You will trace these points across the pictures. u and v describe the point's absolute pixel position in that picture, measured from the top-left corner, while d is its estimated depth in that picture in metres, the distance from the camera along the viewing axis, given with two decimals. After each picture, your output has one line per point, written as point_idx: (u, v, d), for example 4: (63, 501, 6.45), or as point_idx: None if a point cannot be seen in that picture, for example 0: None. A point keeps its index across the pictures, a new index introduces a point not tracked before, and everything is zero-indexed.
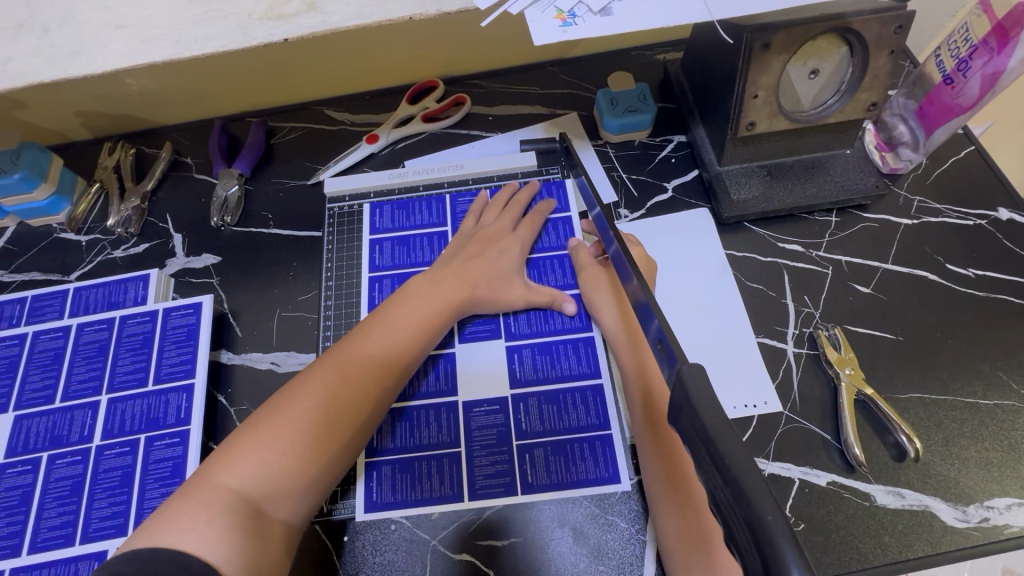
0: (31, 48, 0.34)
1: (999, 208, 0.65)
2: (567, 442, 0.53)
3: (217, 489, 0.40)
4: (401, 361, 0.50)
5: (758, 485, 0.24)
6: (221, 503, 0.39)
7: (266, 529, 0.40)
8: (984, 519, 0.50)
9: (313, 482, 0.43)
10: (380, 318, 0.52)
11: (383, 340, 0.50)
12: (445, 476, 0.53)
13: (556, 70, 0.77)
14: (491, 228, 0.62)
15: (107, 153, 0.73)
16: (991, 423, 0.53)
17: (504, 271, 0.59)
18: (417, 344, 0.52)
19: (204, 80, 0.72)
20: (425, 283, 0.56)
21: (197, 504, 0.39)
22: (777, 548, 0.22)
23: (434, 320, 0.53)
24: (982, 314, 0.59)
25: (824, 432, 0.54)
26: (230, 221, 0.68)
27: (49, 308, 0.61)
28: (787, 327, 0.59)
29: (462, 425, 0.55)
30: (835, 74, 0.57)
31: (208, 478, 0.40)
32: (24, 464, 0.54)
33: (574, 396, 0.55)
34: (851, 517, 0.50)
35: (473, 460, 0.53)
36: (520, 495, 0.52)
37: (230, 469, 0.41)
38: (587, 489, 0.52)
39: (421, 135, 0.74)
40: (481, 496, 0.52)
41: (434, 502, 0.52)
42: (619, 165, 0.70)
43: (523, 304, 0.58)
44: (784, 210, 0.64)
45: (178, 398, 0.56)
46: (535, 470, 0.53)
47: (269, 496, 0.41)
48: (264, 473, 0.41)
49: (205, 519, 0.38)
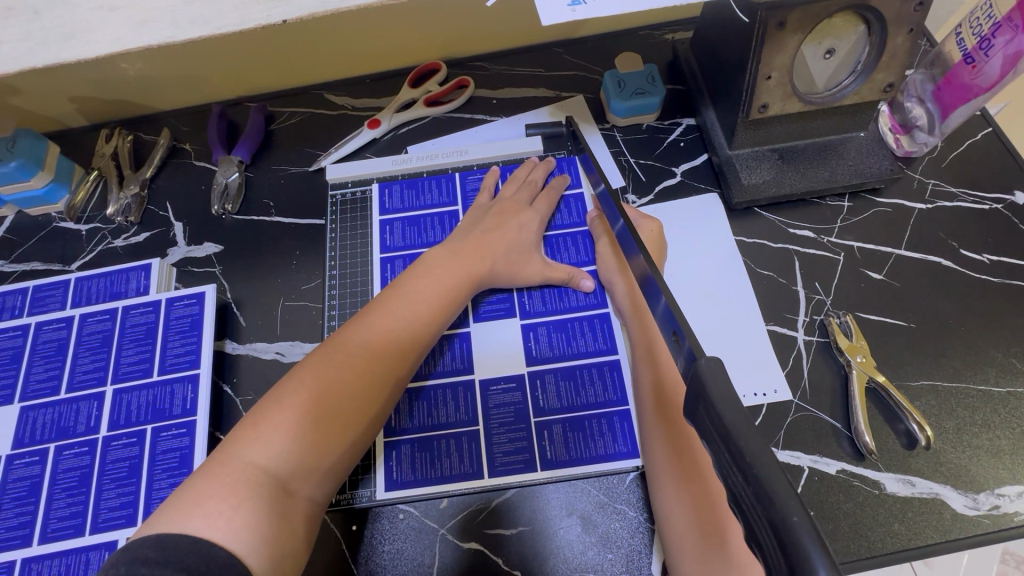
0: (21, 31, 0.33)
1: (1015, 191, 0.63)
2: (584, 418, 0.53)
3: (241, 466, 0.39)
4: (421, 339, 0.49)
5: (780, 483, 0.24)
6: (247, 485, 0.38)
7: (291, 511, 0.40)
8: (995, 507, 0.50)
9: (331, 461, 0.43)
10: (398, 292, 0.50)
11: (402, 315, 0.49)
12: (463, 454, 0.52)
13: (561, 51, 0.75)
14: (510, 201, 0.60)
15: (104, 141, 0.72)
16: (1003, 410, 0.53)
17: (522, 246, 0.58)
18: (436, 320, 0.51)
19: (201, 64, 0.70)
20: (444, 256, 0.54)
21: (221, 483, 0.38)
22: (802, 549, 0.22)
23: (453, 295, 0.52)
24: (995, 301, 0.58)
25: (834, 420, 0.54)
26: (230, 209, 0.67)
27: (51, 299, 0.61)
28: (797, 314, 0.59)
29: (479, 403, 0.54)
30: (851, 54, 0.55)
31: (232, 453, 0.40)
32: (31, 455, 0.54)
33: (591, 372, 0.55)
34: (860, 505, 0.50)
35: (491, 437, 0.53)
36: (539, 471, 0.52)
37: (253, 444, 0.40)
38: (604, 465, 0.51)
39: (424, 119, 0.72)
40: (500, 472, 0.52)
41: (452, 480, 0.52)
42: (627, 149, 0.69)
43: (540, 280, 0.57)
44: (795, 195, 0.63)
45: (183, 388, 0.55)
46: (554, 444, 0.52)
47: (295, 474, 0.41)
48: (287, 450, 0.41)
49: (232, 504, 0.37)
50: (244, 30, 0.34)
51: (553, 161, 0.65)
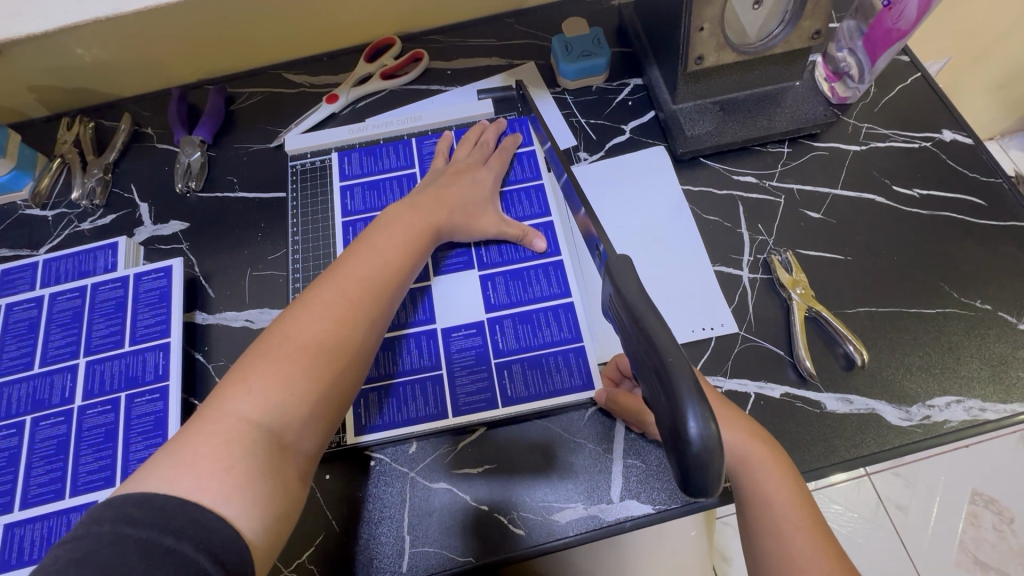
0: None
1: (943, 130, 0.67)
2: (543, 356, 0.56)
3: (233, 422, 0.40)
4: (395, 284, 0.51)
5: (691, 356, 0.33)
6: (240, 441, 0.39)
7: (284, 467, 0.41)
8: (926, 417, 0.53)
9: (325, 409, 0.44)
10: (365, 245, 0.52)
11: (372, 264, 0.50)
12: (429, 397, 0.55)
13: (512, 22, 0.77)
14: (463, 162, 0.62)
15: (66, 128, 0.73)
16: (934, 329, 0.57)
17: (476, 201, 0.60)
18: (406, 269, 0.52)
19: (158, 48, 0.71)
20: (405, 211, 0.56)
21: (213, 438, 0.39)
22: (678, 388, 0.29)
23: (417, 242, 0.54)
24: (927, 231, 0.61)
25: (778, 348, 0.57)
26: (195, 187, 0.69)
27: (20, 281, 0.62)
28: (742, 255, 0.62)
29: (443, 349, 0.56)
30: (778, 5, 0.58)
31: (219, 408, 0.40)
32: (8, 428, 0.55)
33: (546, 315, 0.57)
34: (803, 423, 0.54)
35: (454, 380, 0.55)
36: (501, 407, 0.54)
37: (242, 399, 0.41)
38: (563, 398, 0.54)
39: (381, 92, 0.74)
40: (464, 411, 0.54)
41: (420, 422, 0.54)
42: (577, 110, 0.71)
43: (494, 234, 0.60)
44: (737, 143, 0.65)
45: (155, 355, 0.57)
46: (513, 382, 0.55)
47: (289, 426, 0.42)
48: (278, 400, 0.41)
49: (224, 465, 0.38)
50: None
51: (504, 122, 0.68)
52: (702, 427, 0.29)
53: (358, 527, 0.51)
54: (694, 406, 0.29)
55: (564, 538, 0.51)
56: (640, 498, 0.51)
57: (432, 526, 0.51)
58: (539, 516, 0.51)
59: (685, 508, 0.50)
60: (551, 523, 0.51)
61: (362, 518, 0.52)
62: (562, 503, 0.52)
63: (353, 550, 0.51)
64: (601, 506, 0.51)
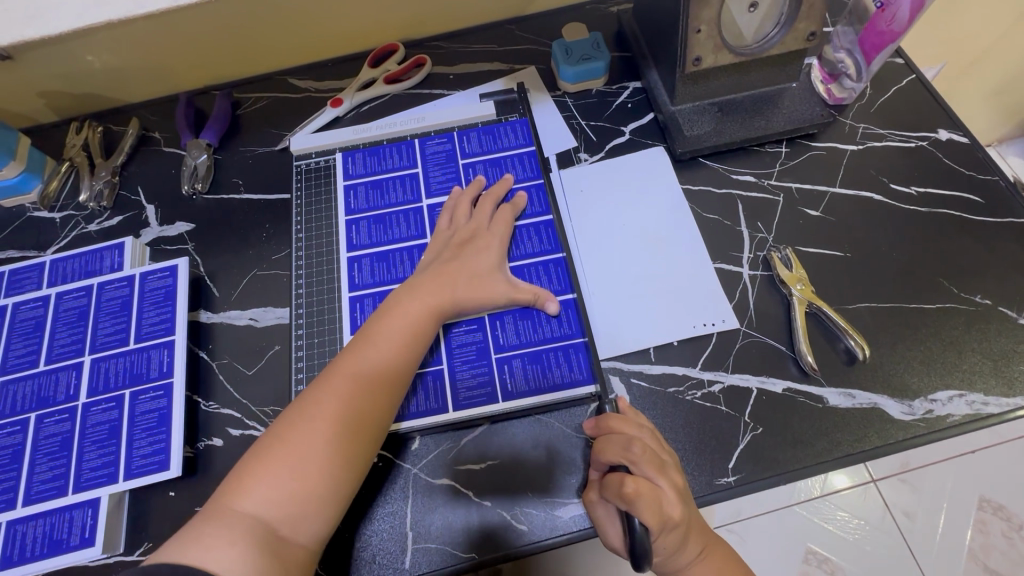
0: None
1: (939, 129, 0.68)
2: (543, 351, 0.56)
3: (239, 517, 0.43)
4: (395, 374, 0.50)
5: (644, 499, 0.44)
6: (238, 530, 0.42)
7: (282, 555, 0.42)
8: (929, 411, 0.53)
9: (323, 506, 0.45)
10: (370, 332, 0.52)
11: (374, 354, 0.50)
12: (430, 392, 0.55)
13: (513, 28, 0.79)
14: (467, 228, 0.60)
15: (75, 132, 0.74)
16: (934, 323, 0.57)
17: (483, 266, 0.57)
18: (407, 357, 0.51)
19: (166, 54, 0.73)
20: (411, 290, 0.55)
21: (217, 530, 0.42)
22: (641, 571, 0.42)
23: (422, 326, 0.53)
24: (926, 228, 0.62)
25: (780, 344, 0.57)
26: (201, 189, 0.70)
27: (27, 280, 0.63)
28: (741, 252, 0.62)
29: (444, 344, 0.57)
30: (773, 7, 0.59)
31: (229, 506, 0.43)
32: (12, 425, 0.55)
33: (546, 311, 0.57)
34: (805, 418, 0.54)
35: (456, 375, 0.55)
36: (501, 403, 0.54)
37: (248, 496, 0.43)
38: (564, 393, 0.54)
39: (385, 97, 0.75)
40: (465, 406, 0.54)
41: (421, 416, 0.54)
42: (578, 113, 0.72)
43: (507, 300, 0.56)
44: (735, 144, 0.66)
45: (160, 353, 0.58)
46: (514, 377, 0.55)
47: (284, 521, 0.43)
48: (274, 496, 0.44)
49: (224, 545, 0.41)
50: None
51: (511, 181, 0.64)
52: None
53: (359, 523, 0.52)
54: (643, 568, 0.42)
55: (566, 534, 0.51)
56: None
57: (435, 522, 0.52)
58: (541, 512, 0.52)
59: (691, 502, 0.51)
60: (553, 518, 0.51)
61: (365, 512, 0.52)
62: (565, 498, 0.52)
63: (355, 545, 0.51)
64: None
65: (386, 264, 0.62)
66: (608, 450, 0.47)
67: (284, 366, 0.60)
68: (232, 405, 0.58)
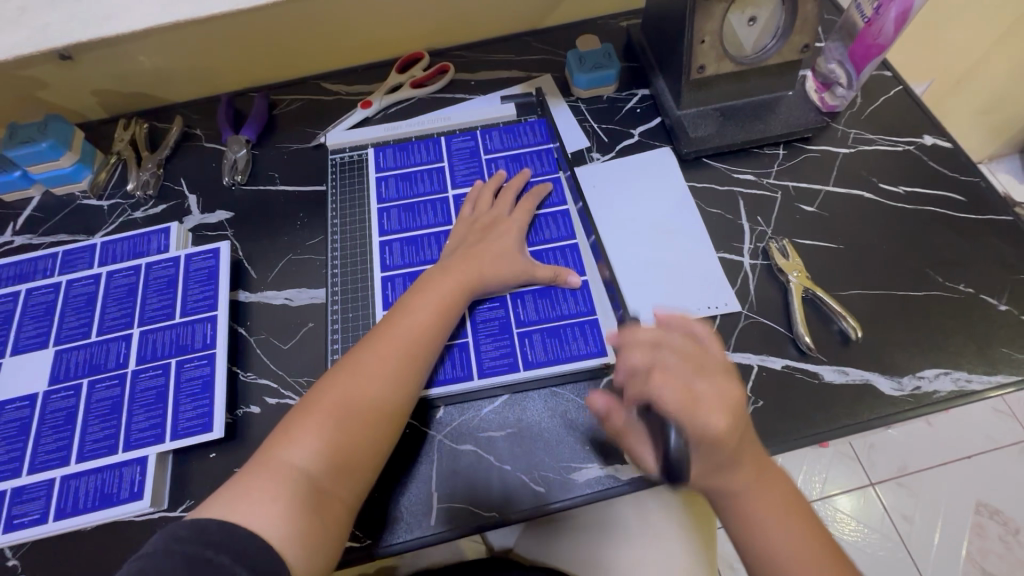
0: (82, 11, 0.41)
1: (924, 135, 0.74)
2: (561, 326, 0.60)
3: (285, 468, 0.46)
4: (426, 346, 0.55)
5: (670, 389, 0.43)
6: (284, 480, 0.46)
7: (323, 506, 0.46)
8: (917, 387, 0.58)
9: (361, 462, 0.49)
10: (404, 308, 0.57)
11: (403, 331, 0.55)
12: (456, 360, 0.59)
13: (529, 39, 0.86)
14: (489, 215, 0.65)
15: (123, 128, 0.80)
16: (921, 308, 0.62)
17: (506, 251, 0.62)
18: (438, 331, 0.56)
19: (211, 58, 0.79)
20: (437, 274, 0.59)
21: (266, 479, 0.46)
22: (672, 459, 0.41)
23: (451, 302, 0.57)
24: (912, 223, 0.67)
25: (778, 326, 0.62)
26: (240, 180, 0.75)
27: (79, 260, 0.68)
28: (743, 243, 0.67)
29: (469, 319, 0.61)
30: (771, 21, 0.65)
31: (275, 459, 0.47)
32: (66, 389, 0.60)
33: (564, 290, 0.62)
34: (802, 392, 0.58)
35: (480, 347, 0.60)
36: (523, 371, 0.59)
37: (292, 451, 0.48)
38: (582, 363, 0.59)
39: (411, 99, 0.81)
40: (489, 373, 0.59)
41: (447, 382, 0.58)
42: (590, 116, 0.78)
43: (527, 277, 0.61)
44: (736, 146, 0.72)
45: (204, 326, 0.62)
46: (534, 348, 0.60)
47: (326, 474, 0.47)
48: (316, 451, 0.48)
49: (273, 495, 0.45)
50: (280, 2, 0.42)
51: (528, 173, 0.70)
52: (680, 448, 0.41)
53: (389, 484, 0.55)
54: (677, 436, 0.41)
55: (583, 495, 0.55)
56: None
57: (459, 484, 0.55)
58: (559, 476, 0.55)
59: None
60: (570, 482, 0.55)
61: (394, 474, 0.56)
62: (579, 464, 0.56)
63: (384, 505, 0.55)
64: (616, 467, 0.55)
65: (414, 248, 0.67)
66: (638, 355, 0.47)
67: (319, 341, 0.64)
68: (269, 376, 0.63)
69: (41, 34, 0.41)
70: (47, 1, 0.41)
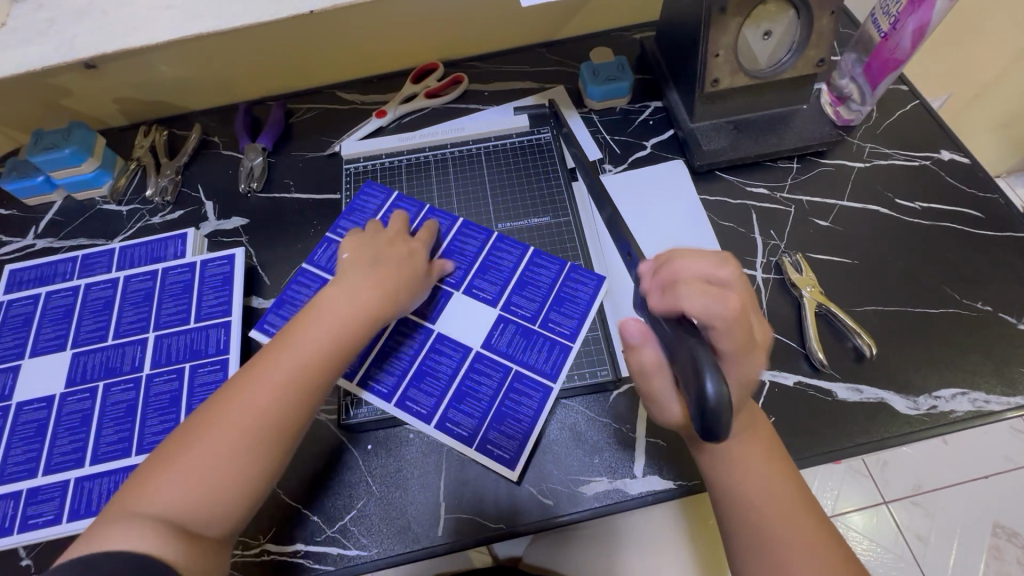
0: (108, 24, 0.42)
1: (941, 150, 0.73)
2: (558, 291, 0.63)
3: (144, 513, 0.40)
4: (323, 367, 0.48)
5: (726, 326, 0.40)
6: (145, 526, 0.39)
7: (197, 548, 0.40)
8: (933, 407, 0.57)
9: (238, 499, 0.43)
10: (296, 326, 0.50)
11: (288, 365, 0.48)
12: (526, 392, 0.57)
13: (543, 51, 0.86)
14: (392, 232, 0.61)
15: (143, 135, 0.82)
16: (937, 326, 0.61)
17: (407, 267, 0.58)
18: (336, 350, 0.49)
19: (230, 67, 0.81)
20: (335, 290, 0.53)
21: (120, 527, 0.39)
22: (720, 414, 0.36)
23: (351, 318, 0.51)
24: (929, 239, 0.66)
25: (791, 341, 0.61)
26: (256, 188, 0.77)
27: (98, 264, 0.69)
28: (755, 257, 0.67)
29: (493, 350, 0.59)
30: (786, 35, 0.65)
31: (132, 506, 0.41)
32: (83, 392, 0.61)
33: (531, 269, 0.64)
34: (815, 409, 0.57)
35: (527, 361, 0.59)
36: (575, 343, 0.60)
37: (153, 495, 0.41)
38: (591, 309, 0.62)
39: (424, 110, 0.82)
40: (559, 370, 0.58)
41: (541, 411, 0.57)
42: (603, 128, 0.78)
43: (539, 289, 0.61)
44: (749, 159, 0.72)
45: (217, 332, 0.63)
46: (558, 324, 0.61)
47: (196, 517, 0.41)
48: (183, 492, 0.41)
49: (135, 537, 0.38)
50: (299, 14, 0.43)
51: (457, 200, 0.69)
52: (719, 392, 0.36)
53: (397, 494, 0.56)
54: (715, 379, 0.36)
55: (592, 509, 0.54)
56: (662, 474, 0.55)
57: (466, 494, 0.55)
58: (567, 489, 0.55)
59: (704, 485, 0.54)
60: (578, 495, 0.55)
61: (401, 484, 0.56)
62: (587, 477, 0.56)
63: (391, 514, 0.55)
64: (625, 481, 0.55)
65: None
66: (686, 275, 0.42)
67: None
68: None
69: (67, 46, 0.42)
70: (76, 15, 0.42)
